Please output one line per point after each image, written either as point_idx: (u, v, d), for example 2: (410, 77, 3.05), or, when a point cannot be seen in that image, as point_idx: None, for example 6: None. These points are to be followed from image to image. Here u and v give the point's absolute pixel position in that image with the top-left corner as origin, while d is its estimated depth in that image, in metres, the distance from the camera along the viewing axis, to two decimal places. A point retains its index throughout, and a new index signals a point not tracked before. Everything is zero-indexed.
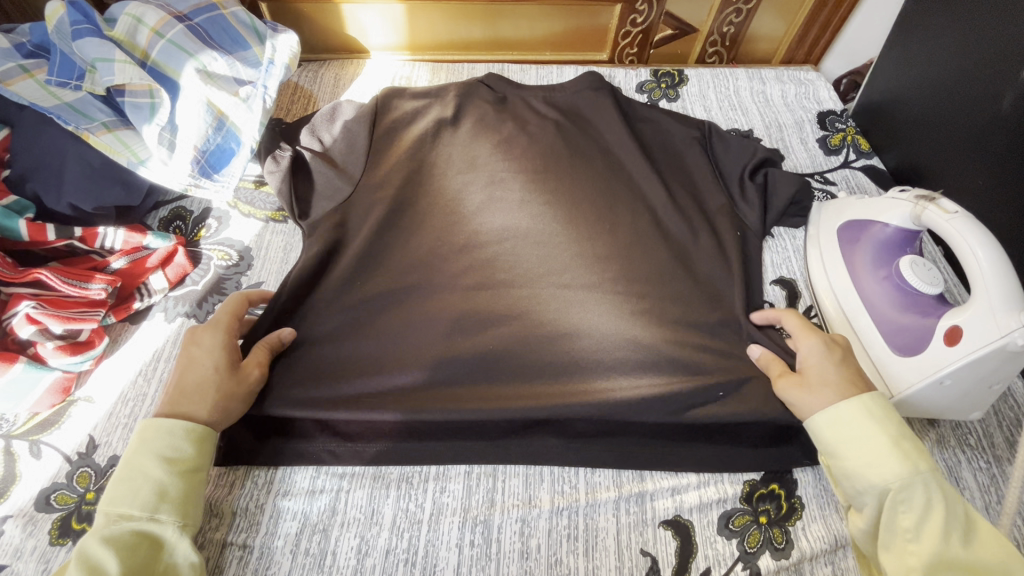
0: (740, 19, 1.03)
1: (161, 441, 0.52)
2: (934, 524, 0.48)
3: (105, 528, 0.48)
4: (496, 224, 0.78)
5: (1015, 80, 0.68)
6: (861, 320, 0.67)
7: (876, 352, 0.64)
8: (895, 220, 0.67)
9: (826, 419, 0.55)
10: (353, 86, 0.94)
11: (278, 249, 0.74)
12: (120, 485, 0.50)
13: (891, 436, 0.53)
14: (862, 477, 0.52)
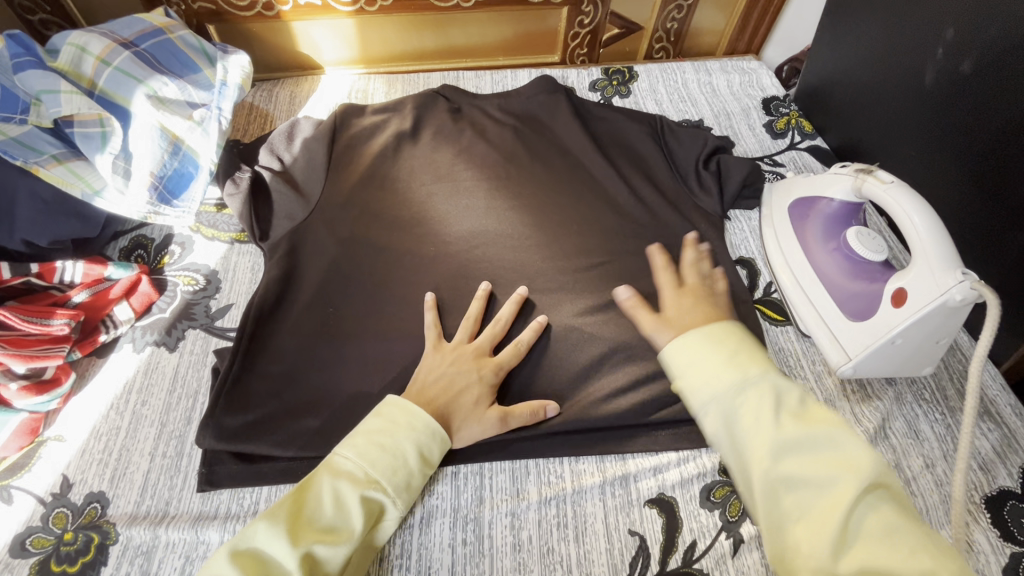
0: (682, 15, 1.06)
1: (426, 436, 0.55)
2: (777, 442, 0.47)
3: (353, 483, 0.50)
4: (465, 229, 0.79)
5: (934, 57, 0.72)
6: (816, 291, 0.70)
7: (833, 320, 0.68)
8: (839, 194, 0.71)
9: (676, 347, 0.54)
10: (310, 103, 0.94)
11: (245, 270, 0.74)
12: (385, 454, 0.52)
13: (726, 353, 0.53)
14: (703, 391, 0.51)
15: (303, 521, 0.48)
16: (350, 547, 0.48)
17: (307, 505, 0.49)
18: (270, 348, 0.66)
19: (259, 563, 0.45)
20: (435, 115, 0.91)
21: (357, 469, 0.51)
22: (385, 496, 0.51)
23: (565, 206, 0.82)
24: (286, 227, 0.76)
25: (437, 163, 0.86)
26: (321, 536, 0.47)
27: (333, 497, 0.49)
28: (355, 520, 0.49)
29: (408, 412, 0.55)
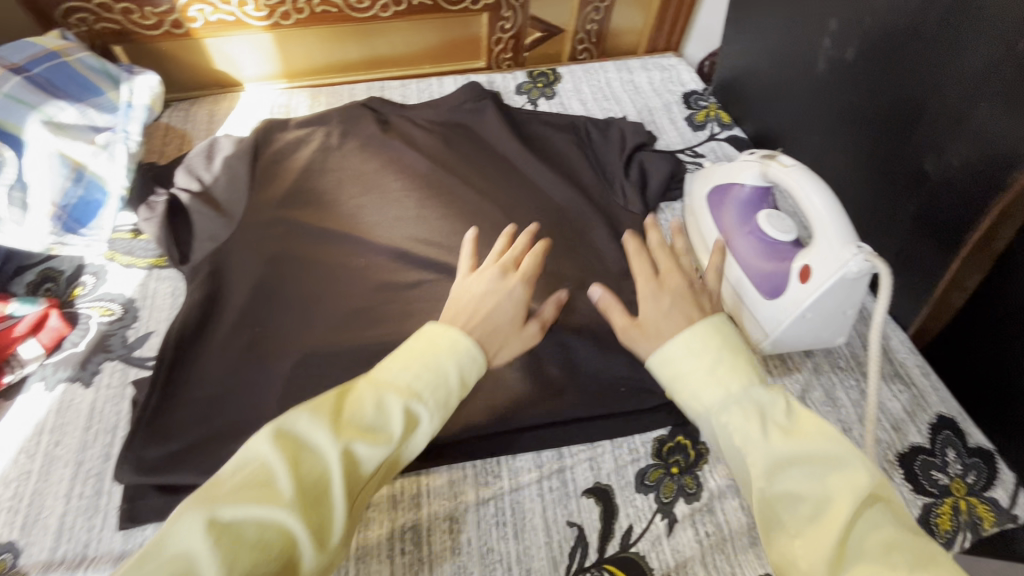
0: (601, 16, 1.09)
1: (466, 357, 0.49)
2: (772, 464, 0.43)
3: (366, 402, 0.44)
4: (395, 238, 0.79)
5: (823, 46, 0.75)
6: (734, 274, 0.73)
7: (750, 300, 0.70)
8: (749, 179, 0.75)
9: (662, 358, 0.51)
10: (230, 120, 0.92)
11: (165, 296, 0.71)
12: (425, 368, 0.47)
13: (708, 361, 0.49)
14: (699, 402, 0.48)
15: (345, 422, 0.43)
16: (388, 450, 0.42)
17: (350, 407, 0.44)
18: (193, 375, 0.63)
19: (299, 449, 0.41)
20: (360, 126, 0.91)
21: (402, 379, 0.46)
22: (423, 410, 0.45)
23: (494, 209, 0.83)
24: (208, 248, 0.74)
25: (364, 174, 0.86)
26: (362, 436, 0.42)
27: (376, 400, 0.44)
28: (393, 422, 0.44)
29: (446, 337, 0.50)
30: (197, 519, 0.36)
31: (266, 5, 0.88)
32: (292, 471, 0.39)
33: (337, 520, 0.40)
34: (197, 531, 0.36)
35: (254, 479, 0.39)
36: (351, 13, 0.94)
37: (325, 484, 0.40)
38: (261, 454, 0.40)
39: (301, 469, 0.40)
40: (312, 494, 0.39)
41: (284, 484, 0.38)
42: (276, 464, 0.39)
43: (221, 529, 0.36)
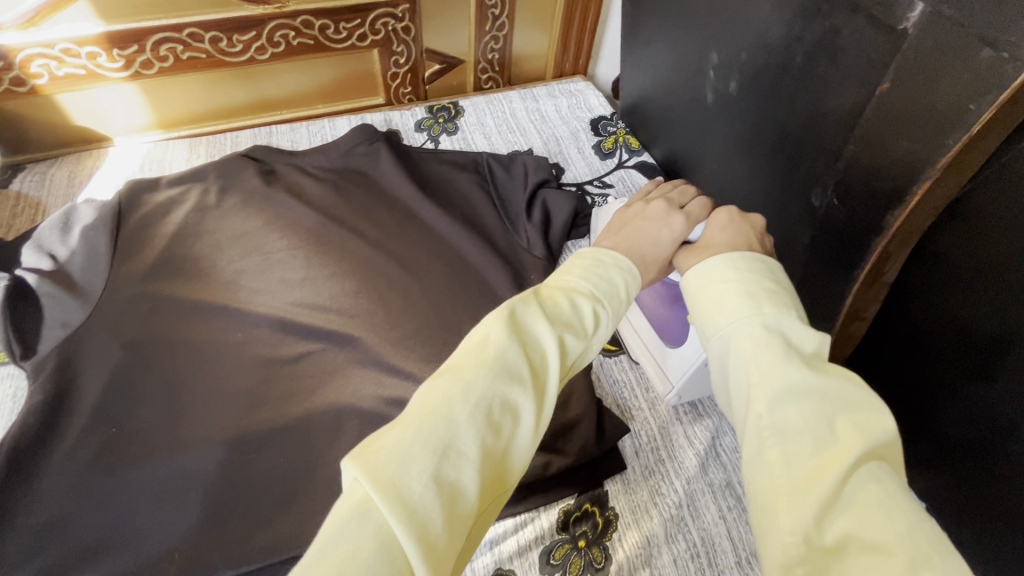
0: (500, 45, 1.05)
1: (620, 271, 0.47)
2: (780, 392, 0.37)
3: (533, 314, 0.41)
4: (279, 305, 0.72)
5: (708, 79, 0.74)
6: (640, 321, 0.71)
7: (656, 348, 0.69)
8: None
9: (699, 276, 0.45)
10: (93, 181, 0.83)
11: (5, 399, 0.63)
12: (574, 279, 0.45)
13: (746, 283, 0.43)
14: (715, 315, 0.42)
15: (553, 311, 0.42)
16: (591, 343, 0.43)
17: (547, 301, 0.43)
18: (32, 496, 0.56)
19: (524, 334, 0.40)
20: (241, 180, 0.83)
21: (581, 282, 0.45)
22: (607, 316, 0.44)
23: (389, 263, 0.78)
24: (57, 337, 0.66)
25: (245, 234, 0.79)
26: (564, 327, 0.42)
27: (570, 300, 0.43)
28: (586, 320, 0.43)
29: (608, 253, 0.48)
30: (455, 386, 0.36)
31: (122, 56, 0.80)
32: (519, 350, 0.39)
33: (547, 412, 0.39)
34: (463, 396, 0.36)
35: (485, 353, 0.38)
36: (223, 58, 0.86)
37: (540, 369, 0.40)
38: (485, 331, 0.40)
39: (527, 352, 0.40)
40: (534, 376, 0.39)
41: (518, 360, 0.38)
42: (504, 343, 0.39)
43: (481, 399, 0.36)
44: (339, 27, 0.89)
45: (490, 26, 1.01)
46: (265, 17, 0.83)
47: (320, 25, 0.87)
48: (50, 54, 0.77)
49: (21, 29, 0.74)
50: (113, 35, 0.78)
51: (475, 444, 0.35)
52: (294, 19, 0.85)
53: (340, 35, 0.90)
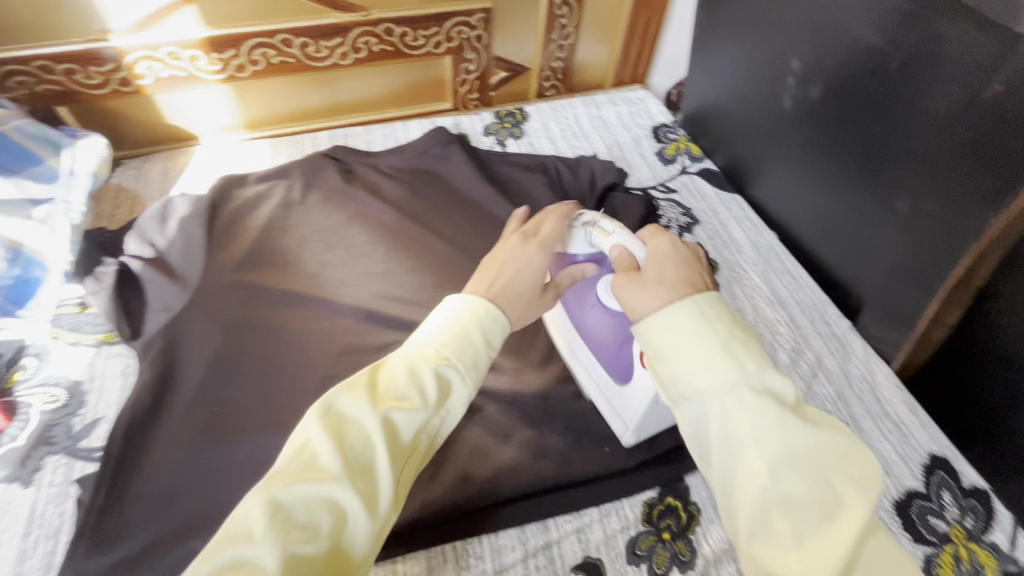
0: (565, 53, 1.08)
1: (473, 341, 0.47)
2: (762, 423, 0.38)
3: (357, 403, 0.42)
4: (363, 297, 0.75)
5: (786, 84, 0.75)
6: (582, 353, 0.66)
7: (603, 384, 0.64)
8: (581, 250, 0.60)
9: (658, 321, 0.42)
10: (185, 177, 0.88)
11: (116, 376, 0.66)
12: (398, 371, 0.45)
13: (723, 338, 0.40)
14: (695, 382, 0.40)
15: (380, 392, 0.43)
16: (430, 409, 0.44)
17: (382, 380, 0.44)
18: (144, 467, 0.58)
19: (343, 423, 0.42)
20: (323, 178, 0.87)
21: (423, 351, 0.46)
22: (455, 373, 0.46)
23: (466, 260, 0.80)
24: (161, 320, 0.70)
25: (328, 229, 0.82)
26: (394, 403, 0.43)
27: (406, 372, 0.44)
28: (425, 393, 0.44)
29: (457, 303, 0.48)
30: (255, 502, 0.37)
31: (220, 59, 0.85)
32: (334, 449, 0.39)
33: (374, 502, 0.40)
34: (259, 512, 0.36)
35: (301, 459, 0.40)
36: (309, 63, 0.91)
37: (367, 455, 0.41)
38: (306, 433, 0.42)
39: (346, 441, 0.41)
40: (355, 465, 0.40)
41: (327, 457, 0.39)
42: (318, 448, 0.40)
43: (273, 508, 0.37)
44: (418, 34, 0.93)
45: (557, 35, 1.04)
46: (352, 25, 0.88)
47: (401, 32, 0.92)
48: (155, 56, 0.82)
49: (132, 33, 0.79)
50: (214, 40, 0.83)
51: (275, 556, 0.35)
52: (378, 27, 0.90)
53: (418, 42, 0.95)
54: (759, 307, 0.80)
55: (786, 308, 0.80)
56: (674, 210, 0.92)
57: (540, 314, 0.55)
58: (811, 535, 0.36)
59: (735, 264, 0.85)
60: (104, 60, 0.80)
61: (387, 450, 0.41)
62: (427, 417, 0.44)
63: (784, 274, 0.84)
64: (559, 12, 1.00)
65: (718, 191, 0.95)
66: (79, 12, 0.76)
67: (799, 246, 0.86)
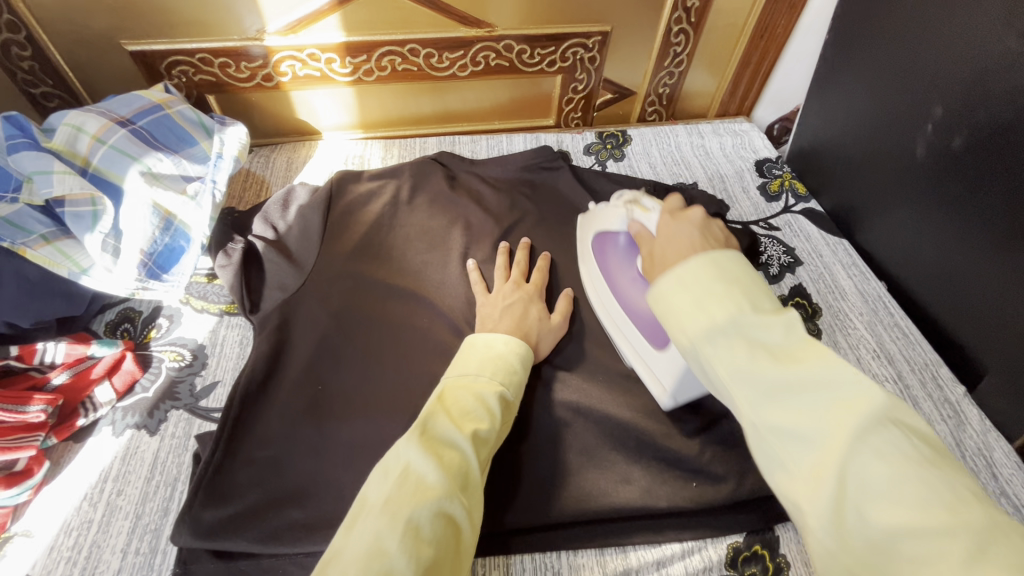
0: (673, 81, 1.08)
1: (477, 380, 0.58)
2: (749, 385, 0.40)
3: (448, 427, 0.51)
4: (460, 299, 0.78)
5: (924, 131, 0.72)
6: (622, 320, 0.72)
7: (638, 349, 0.70)
8: (618, 228, 0.73)
9: (667, 283, 0.46)
10: (307, 169, 0.95)
11: (234, 345, 0.72)
12: (460, 399, 0.55)
13: (690, 285, 0.44)
14: (679, 332, 0.44)
15: (455, 417, 0.53)
16: (496, 425, 0.55)
17: (453, 406, 0.54)
18: (253, 433, 0.63)
19: (437, 446, 0.50)
20: (430, 181, 0.91)
21: (481, 381, 0.58)
22: (510, 397, 0.59)
23: (561, 276, 0.81)
24: (276, 298, 0.74)
25: (431, 230, 0.85)
26: (472, 424, 0.53)
27: (472, 399, 0.55)
28: (492, 417, 0.55)
29: (497, 341, 0.63)
30: (385, 524, 0.43)
31: (352, 63, 0.92)
32: (437, 467, 0.47)
33: (473, 512, 0.48)
34: (392, 533, 0.42)
35: (410, 482, 0.46)
36: (430, 72, 0.96)
37: (463, 470, 0.49)
38: (405, 459, 0.48)
39: (444, 461, 0.48)
40: (457, 480, 0.48)
41: (436, 476, 0.46)
42: (425, 468, 0.47)
43: (407, 526, 0.43)
44: (534, 52, 0.97)
45: (668, 63, 1.04)
46: (475, 39, 0.92)
47: (519, 49, 0.95)
48: (298, 56, 0.89)
49: (281, 35, 0.86)
50: (350, 45, 0.89)
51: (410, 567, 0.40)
52: (498, 43, 0.94)
53: (533, 60, 0.98)
54: (864, 360, 0.76)
55: (894, 364, 0.75)
56: (776, 248, 0.89)
57: (552, 337, 0.71)
58: (800, 459, 0.38)
59: (840, 311, 0.81)
60: (253, 57, 0.88)
61: (478, 469, 0.50)
62: (494, 432, 0.54)
63: (893, 328, 0.79)
64: (674, 40, 1.00)
65: (825, 235, 0.91)
66: (239, 15, 0.83)
67: (912, 301, 0.81)
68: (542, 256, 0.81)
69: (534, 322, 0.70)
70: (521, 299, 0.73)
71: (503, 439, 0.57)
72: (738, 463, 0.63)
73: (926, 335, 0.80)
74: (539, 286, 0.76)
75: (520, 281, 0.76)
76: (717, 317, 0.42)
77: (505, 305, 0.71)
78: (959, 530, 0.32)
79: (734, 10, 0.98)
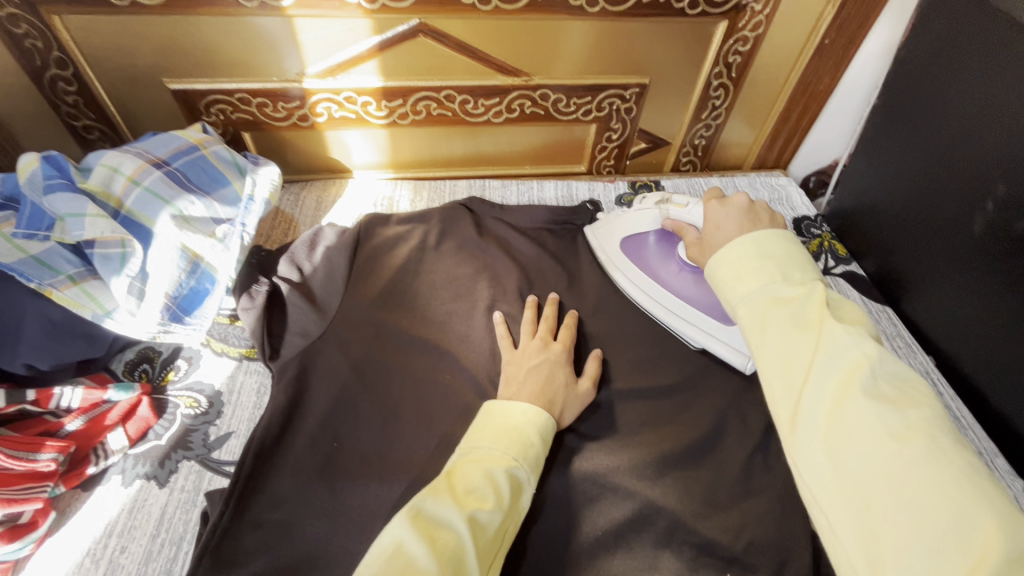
0: (710, 132, 1.06)
1: (488, 455, 0.55)
2: (767, 341, 0.49)
3: (444, 505, 0.49)
4: (484, 356, 0.75)
5: (982, 207, 0.69)
6: (685, 310, 0.79)
7: (710, 331, 0.77)
8: (651, 226, 0.86)
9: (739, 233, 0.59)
10: (336, 209, 0.94)
11: (251, 392, 0.70)
12: (463, 472, 0.53)
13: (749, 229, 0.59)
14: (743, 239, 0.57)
15: (459, 495, 0.50)
16: (503, 504, 0.51)
17: (459, 481, 0.51)
18: (264, 492, 0.60)
19: (431, 527, 0.47)
20: (459, 227, 0.89)
21: (495, 455, 0.55)
22: (523, 474, 0.55)
23: (589, 335, 0.78)
24: (298, 345, 0.72)
25: (457, 278, 0.83)
26: (474, 504, 0.49)
27: (480, 475, 0.52)
28: (500, 496, 0.51)
29: (517, 410, 0.59)
30: None
31: (388, 106, 0.92)
32: (426, 550, 0.44)
33: None
34: None
35: (397, 563, 0.44)
36: (465, 117, 0.96)
37: (458, 555, 0.46)
38: (397, 537, 0.46)
39: (438, 544, 0.46)
40: (450, 566, 0.45)
41: (425, 562, 0.44)
42: (413, 550, 0.45)
43: None
44: (570, 102, 0.96)
45: (706, 115, 1.03)
46: (512, 88, 0.92)
47: (555, 98, 0.95)
48: (334, 99, 0.90)
49: (320, 77, 0.87)
50: (388, 89, 0.89)
51: None
52: (534, 92, 0.93)
53: (569, 108, 0.97)
54: None
55: None
56: None
57: (579, 404, 0.68)
58: (757, 316, 0.51)
59: None
60: (291, 97, 0.89)
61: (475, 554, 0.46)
62: (502, 513, 0.51)
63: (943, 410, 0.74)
64: (713, 93, 0.99)
65: (867, 301, 0.86)
66: (280, 57, 0.84)
67: (964, 380, 0.76)
68: (569, 313, 0.78)
69: (561, 386, 0.67)
70: (549, 361, 0.69)
71: (514, 523, 0.53)
72: (777, 556, 0.59)
73: (981, 420, 0.74)
74: (567, 347, 0.73)
75: (548, 339, 0.73)
76: (750, 283, 0.53)
77: (530, 366, 0.68)
78: (910, 452, 0.40)
79: (776, 66, 0.97)
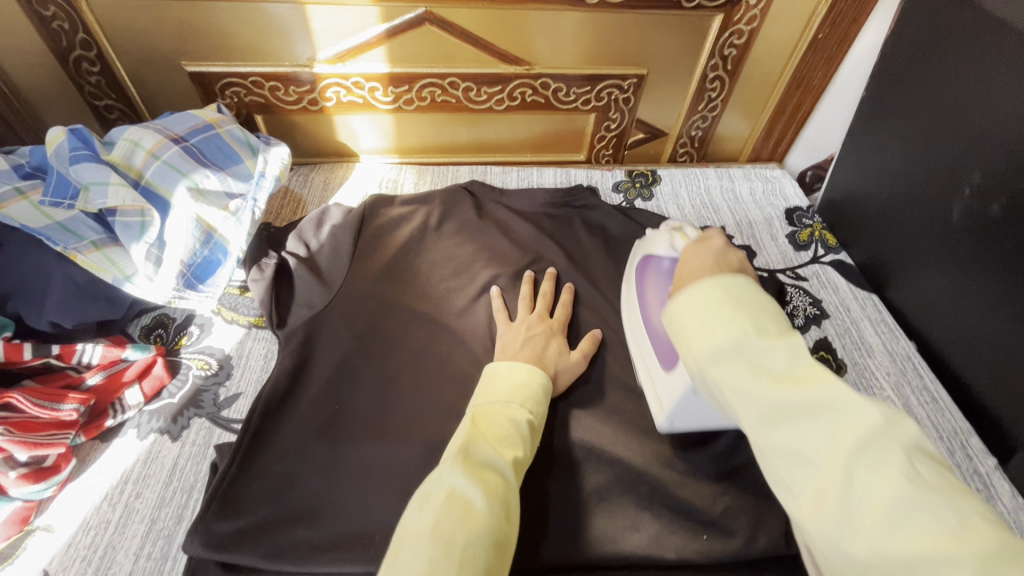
0: (706, 124, 1.09)
1: (510, 408, 0.58)
2: (744, 405, 0.37)
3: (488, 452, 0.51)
4: (481, 329, 0.78)
5: (960, 195, 0.72)
6: (647, 356, 0.71)
7: (653, 370, 0.69)
8: (663, 250, 0.71)
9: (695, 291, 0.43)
10: (343, 190, 0.98)
11: (259, 357, 0.74)
12: (491, 423, 0.55)
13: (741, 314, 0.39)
14: (690, 299, 0.42)
15: (494, 442, 0.53)
16: (526, 452, 0.55)
17: (489, 431, 0.54)
18: (269, 448, 0.64)
19: (479, 472, 0.48)
20: (459, 209, 0.92)
21: (511, 408, 0.58)
22: (536, 427, 0.59)
23: (582, 313, 0.81)
24: (304, 315, 0.76)
25: (457, 257, 0.87)
26: (510, 451, 0.53)
27: (505, 424, 0.55)
28: (523, 445, 0.55)
29: (522, 369, 0.63)
30: (441, 551, 0.40)
31: (394, 92, 0.96)
32: (485, 493, 0.46)
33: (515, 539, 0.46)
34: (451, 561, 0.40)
35: (457, 505, 0.44)
36: (468, 105, 1.00)
37: (506, 496, 0.48)
38: (447, 483, 0.46)
39: (489, 485, 0.47)
40: (502, 507, 0.47)
41: (484, 503, 0.45)
42: (473, 494, 0.45)
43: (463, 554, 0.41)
44: (570, 91, 0.99)
45: (702, 106, 1.06)
46: (514, 76, 0.95)
47: (555, 87, 0.98)
48: (343, 83, 0.93)
49: (330, 63, 0.90)
50: (394, 75, 0.93)
51: None
52: (535, 80, 0.97)
53: (569, 98, 1.01)
54: None
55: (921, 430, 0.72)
56: (803, 299, 0.87)
57: (571, 376, 0.71)
58: (742, 398, 0.37)
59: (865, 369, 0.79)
60: (302, 82, 0.92)
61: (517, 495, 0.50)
62: (525, 458, 0.55)
63: (921, 391, 0.77)
64: (709, 85, 1.02)
65: (854, 288, 0.89)
66: (292, 43, 0.88)
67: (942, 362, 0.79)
68: (564, 290, 0.82)
69: (553, 356, 0.70)
70: (542, 333, 0.73)
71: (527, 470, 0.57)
72: (752, 519, 0.62)
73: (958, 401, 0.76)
74: (561, 322, 0.76)
75: (543, 314, 0.76)
76: (721, 338, 0.39)
77: (524, 338, 0.72)
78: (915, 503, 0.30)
79: (771, 59, 1.00)
